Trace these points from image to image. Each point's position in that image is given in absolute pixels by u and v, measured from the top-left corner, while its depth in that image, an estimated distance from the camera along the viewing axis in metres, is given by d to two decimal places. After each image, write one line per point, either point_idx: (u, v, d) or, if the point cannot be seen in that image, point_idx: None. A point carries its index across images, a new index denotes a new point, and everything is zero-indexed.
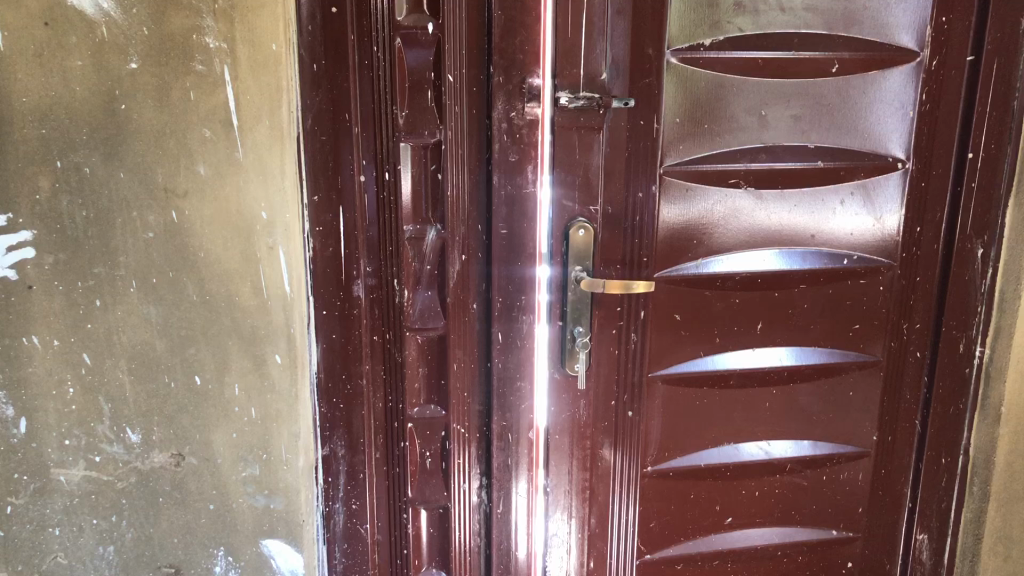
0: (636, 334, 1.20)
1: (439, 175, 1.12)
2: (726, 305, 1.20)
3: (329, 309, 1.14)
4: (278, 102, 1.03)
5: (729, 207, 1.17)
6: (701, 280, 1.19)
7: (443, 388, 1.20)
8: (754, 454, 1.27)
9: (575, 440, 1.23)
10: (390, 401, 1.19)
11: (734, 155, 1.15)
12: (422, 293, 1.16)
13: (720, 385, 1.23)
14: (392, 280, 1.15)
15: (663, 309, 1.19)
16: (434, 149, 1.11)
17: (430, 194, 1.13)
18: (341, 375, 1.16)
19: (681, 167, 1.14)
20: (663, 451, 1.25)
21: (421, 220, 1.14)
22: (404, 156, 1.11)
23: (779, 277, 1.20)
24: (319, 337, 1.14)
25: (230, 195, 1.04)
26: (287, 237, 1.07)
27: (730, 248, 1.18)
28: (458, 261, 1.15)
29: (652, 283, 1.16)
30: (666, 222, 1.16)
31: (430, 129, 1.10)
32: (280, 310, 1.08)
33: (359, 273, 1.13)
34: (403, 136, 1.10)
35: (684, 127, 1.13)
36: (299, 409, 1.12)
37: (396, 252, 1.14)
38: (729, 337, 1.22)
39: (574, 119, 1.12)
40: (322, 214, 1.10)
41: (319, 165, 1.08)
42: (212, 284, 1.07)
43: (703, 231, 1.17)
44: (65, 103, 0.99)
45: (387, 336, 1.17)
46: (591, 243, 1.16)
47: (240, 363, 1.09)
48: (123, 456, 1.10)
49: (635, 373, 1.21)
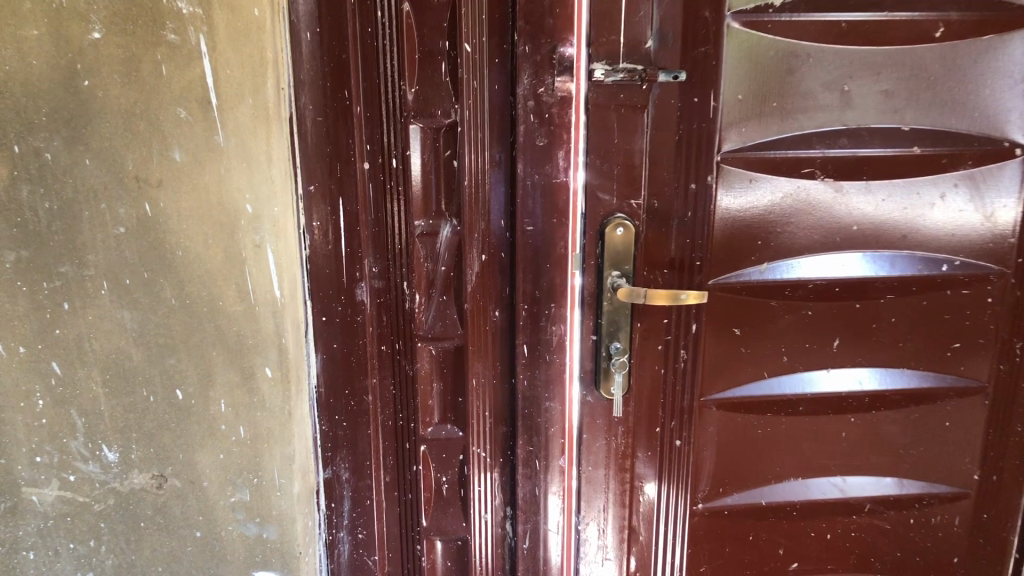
0: (687, 351, 1.00)
1: (455, 162, 0.96)
2: (796, 317, 1.00)
3: (329, 316, 1.00)
4: (262, 78, 0.89)
5: (802, 200, 0.96)
6: (767, 289, 0.98)
7: (461, 408, 1.04)
8: (826, 491, 1.07)
9: (614, 471, 1.06)
10: (400, 419, 1.05)
11: (808, 139, 0.94)
12: (435, 299, 1.00)
13: (787, 412, 1.03)
14: (402, 282, 1.00)
15: (720, 321, 0.99)
16: (448, 132, 0.95)
17: (445, 184, 0.97)
18: (343, 391, 1.03)
19: (743, 153, 0.94)
20: (717, 487, 1.06)
21: (433, 214, 0.98)
22: (413, 140, 0.96)
23: (863, 286, 0.99)
24: (319, 346, 1.00)
25: (209, 184, 0.90)
26: (274, 234, 0.93)
27: (803, 250, 0.98)
28: (477, 263, 0.98)
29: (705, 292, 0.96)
30: (725, 217, 0.96)
31: (444, 109, 0.94)
32: (269, 317, 0.95)
33: (364, 274, 0.99)
34: (412, 117, 0.95)
35: (748, 106, 0.93)
36: (292, 428, 0.99)
37: (406, 250, 0.99)
38: (799, 356, 1.02)
39: (611, 96, 0.92)
40: (319, 207, 0.97)
41: (315, 151, 0.95)
42: (193, 287, 0.93)
43: (770, 230, 0.97)
44: (20, 79, 0.85)
45: (395, 345, 1.02)
46: (633, 243, 0.97)
47: (227, 377, 0.96)
48: (100, 476, 0.98)
49: (684, 398, 1.02)
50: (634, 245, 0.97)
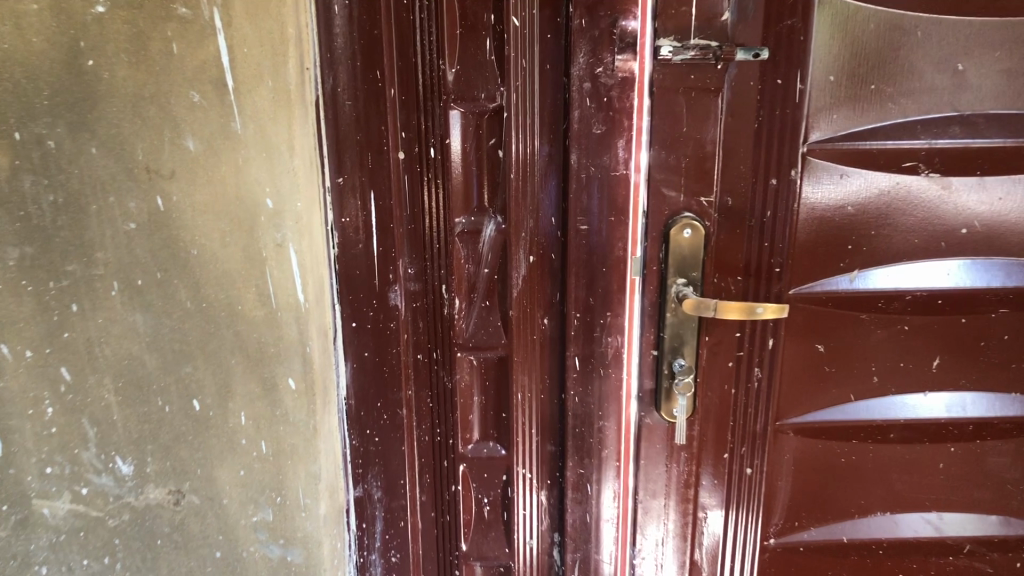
0: (761, 370, 0.88)
1: (500, 152, 0.86)
2: (889, 333, 0.87)
3: (359, 321, 0.90)
4: (283, 56, 0.79)
5: (903, 198, 0.83)
6: (856, 300, 0.85)
7: (505, 424, 0.94)
8: (918, 529, 0.94)
9: (674, 501, 0.95)
10: (438, 434, 0.95)
11: (911, 127, 0.81)
12: (477, 304, 0.91)
13: (876, 439, 0.90)
14: (440, 285, 0.90)
15: (801, 336, 0.87)
16: (492, 118, 0.85)
17: (488, 177, 0.87)
18: (375, 404, 0.93)
19: (833, 145, 0.81)
20: (793, 521, 0.93)
21: (475, 210, 0.88)
22: (453, 127, 0.85)
23: (970, 299, 0.85)
24: (348, 354, 0.91)
25: (227, 176, 0.76)
26: (297, 232, 0.83)
27: (901, 256, 0.84)
28: (524, 264, 0.88)
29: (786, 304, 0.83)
30: (810, 218, 0.83)
31: (488, 91, 0.84)
32: (292, 323, 0.85)
33: (398, 276, 0.89)
34: (452, 102, 0.84)
35: (842, 89, 0.79)
36: (319, 444, 0.90)
37: (446, 250, 0.89)
38: (891, 377, 0.88)
39: (680, 78, 0.80)
40: (349, 202, 0.87)
41: (346, 138, 0.85)
42: (210, 288, 0.76)
43: (864, 232, 0.83)
44: (20, 59, 0.58)
45: (433, 355, 0.93)
46: (701, 245, 0.84)
47: (247, 388, 0.82)
48: (115, 489, 0.69)
49: (757, 422, 0.90)
50: (703, 248, 0.84)
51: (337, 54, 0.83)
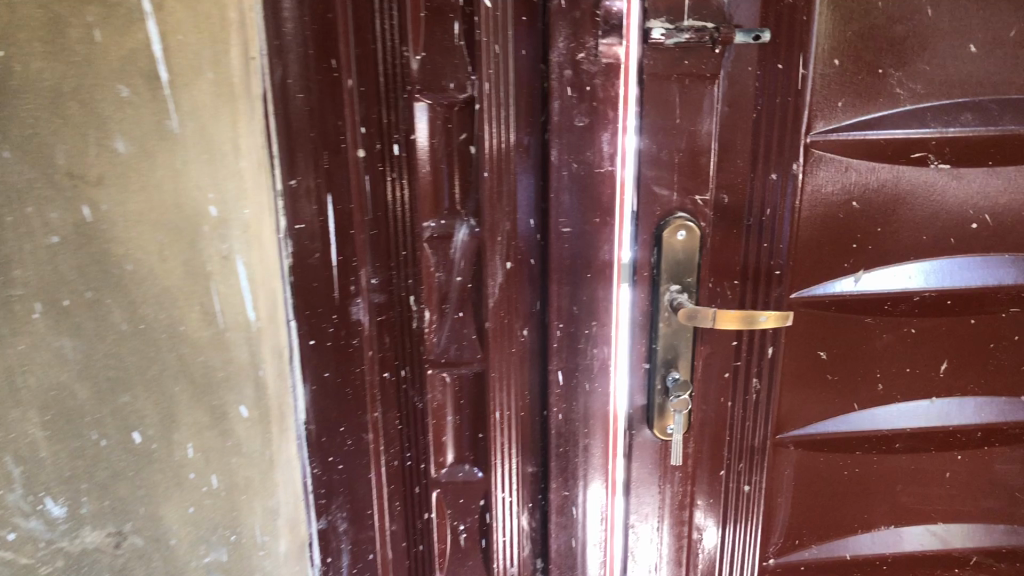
0: (760, 380, 0.81)
1: (472, 148, 0.77)
2: (895, 337, 0.81)
3: (318, 339, 0.81)
4: (224, 44, 0.69)
5: (910, 192, 0.76)
6: (861, 303, 0.79)
7: (482, 445, 0.86)
8: (923, 541, 0.89)
9: (669, 524, 0.87)
10: (407, 458, 0.87)
11: (920, 115, 0.74)
12: (449, 316, 0.82)
13: (881, 450, 0.84)
14: (408, 296, 0.81)
15: (803, 344, 0.80)
16: (462, 110, 0.76)
17: (460, 176, 0.78)
18: (338, 428, 0.84)
19: (837, 135, 0.74)
20: (792, 539, 0.88)
21: (445, 213, 0.80)
22: (419, 120, 0.76)
23: (980, 297, 0.80)
24: (306, 374, 0.83)
25: (163, 181, 0.66)
26: (245, 241, 0.74)
27: (909, 255, 0.78)
28: (501, 271, 0.80)
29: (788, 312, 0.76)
30: (812, 215, 0.76)
31: (457, 80, 0.75)
32: (242, 344, 0.75)
33: (360, 288, 0.80)
34: (417, 92, 0.75)
35: (846, 75, 0.73)
36: (276, 475, 0.81)
37: (413, 258, 0.80)
38: (897, 383, 0.82)
39: (670, 63, 0.72)
40: (304, 207, 0.78)
41: (298, 135, 0.76)
42: (147, 307, 0.66)
43: (869, 229, 0.77)
44: None
45: (400, 373, 0.84)
46: (696, 248, 0.77)
47: (193, 417, 0.72)
48: (43, 536, 0.62)
49: (755, 436, 0.83)
50: (698, 251, 0.77)
51: (286, 41, 0.73)
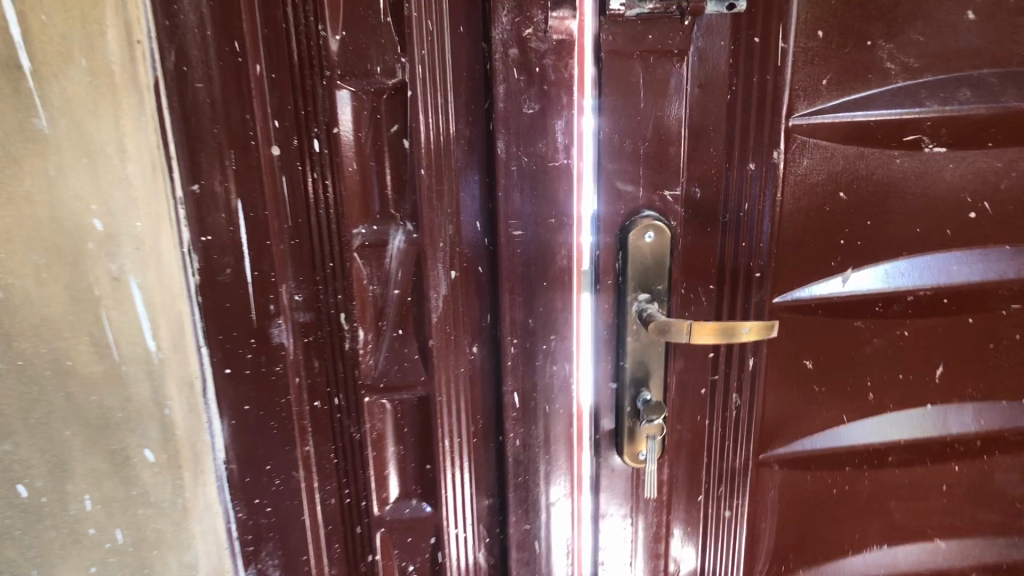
0: (740, 395, 0.72)
1: (406, 142, 0.67)
2: (888, 342, 0.72)
3: (234, 367, 0.70)
4: (100, 26, 0.58)
5: (903, 179, 0.68)
6: (850, 305, 0.70)
7: (431, 477, 0.76)
8: (919, 560, 0.81)
9: (644, 557, 0.79)
10: (346, 496, 0.77)
11: (913, 92, 0.65)
12: (387, 336, 0.72)
13: (872, 464, 0.76)
14: (338, 314, 0.71)
15: (787, 353, 0.71)
16: (391, 97, 0.65)
17: (393, 175, 0.68)
18: (264, 467, 0.74)
19: (822, 118, 0.65)
20: (778, 565, 0.80)
21: (376, 218, 0.69)
22: (341, 111, 0.65)
23: (979, 294, 0.72)
24: (222, 408, 0.72)
25: (34, 193, 0.56)
26: (140, 259, 0.63)
27: (902, 250, 0.70)
28: (445, 281, 0.70)
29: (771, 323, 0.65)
30: (794, 209, 0.67)
31: (385, 63, 0.64)
32: (141, 382, 0.64)
33: (281, 307, 0.69)
34: (338, 78, 0.64)
35: (832, 47, 0.63)
36: (192, 527, 0.70)
37: (342, 270, 0.69)
38: (890, 392, 0.74)
39: (630, 38, 0.60)
40: (210, 217, 0.66)
41: (199, 132, 0.64)
42: (24, 341, 0.57)
43: (858, 223, 0.68)
44: None
45: (333, 401, 0.73)
46: (665, 251, 0.66)
47: (89, 466, 0.62)
48: None
49: (736, 456, 0.74)
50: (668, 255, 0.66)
51: (179, 19, 0.62)
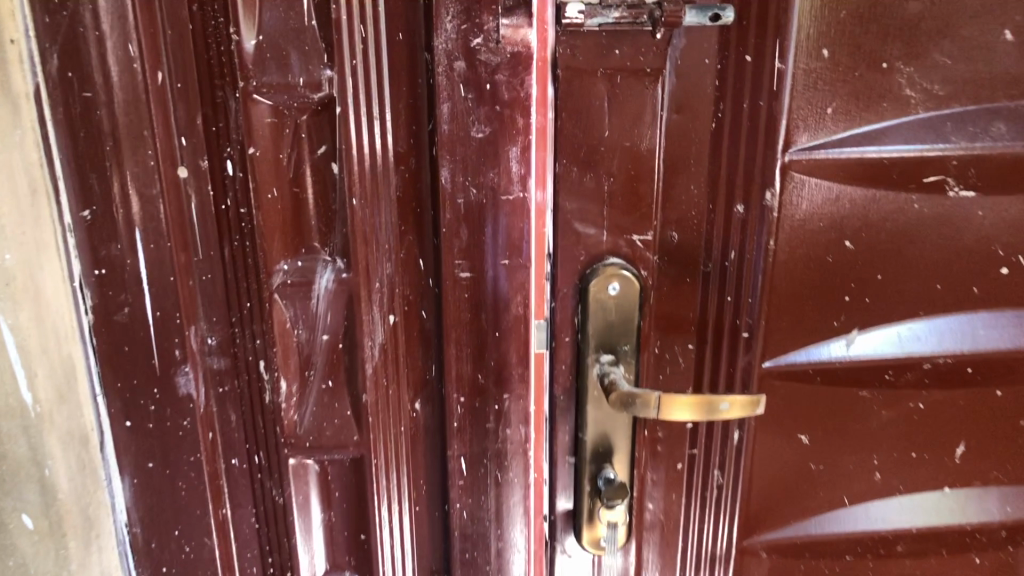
0: (722, 472, 0.62)
1: (335, 165, 0.56)
2: (899, 415, 0.62)
3: (134, 420, 0.61)
4: None
5: (923, 227, 0.57)
6: (854, 373, 0.60)
7: (366, 548, 0.67)
8: None
9: None
10: (270, 565, 0.68)
11: (936, 125, 0.55)
12: (314, 387, 0.62)
13: (878, 554, 0.66)
14: (258, 362, 0.61)
15: (778, 425, 0.61)
16: (316, 114, 0.55)
17: (320, 204, 0.58)
18: (171, 531, 0.64)
19: (825, 153, 0.54)
20: None
21: (300, 253, 0.59)
22: (259, 128, 0.55)
23: (1009, 363, 0.61)
24: (123, 464, 0.62)
25: None
26: (11, 297, 0.53)
27: (919, 309, 0.59)
28: (381, 326, 0.60)
29: (756, 404, 0.55)
30: (791, 260, 0.57)
31: (308, 74, 0.54)
32: (17, 436, 0.54)
33: (189, 352, 0.60)
34: (254, 89, 0.54)
35: (839, 69, 0.53)
36: None
37: (260, 311, 0.60)
38: (900, 472, 0.63)
39: (590, 53, 0.52)
40: (103, 248, 0.57)
41: (87, 149, 0.55)
42: None
43: (868, 277, 0.58)
44: None
45: (253, 460, 0.64)
46: (633, 305, 0.56)
47: None
48: None
49: (717, 541, 0.64)
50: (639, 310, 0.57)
51: (62, 16, 0.52)
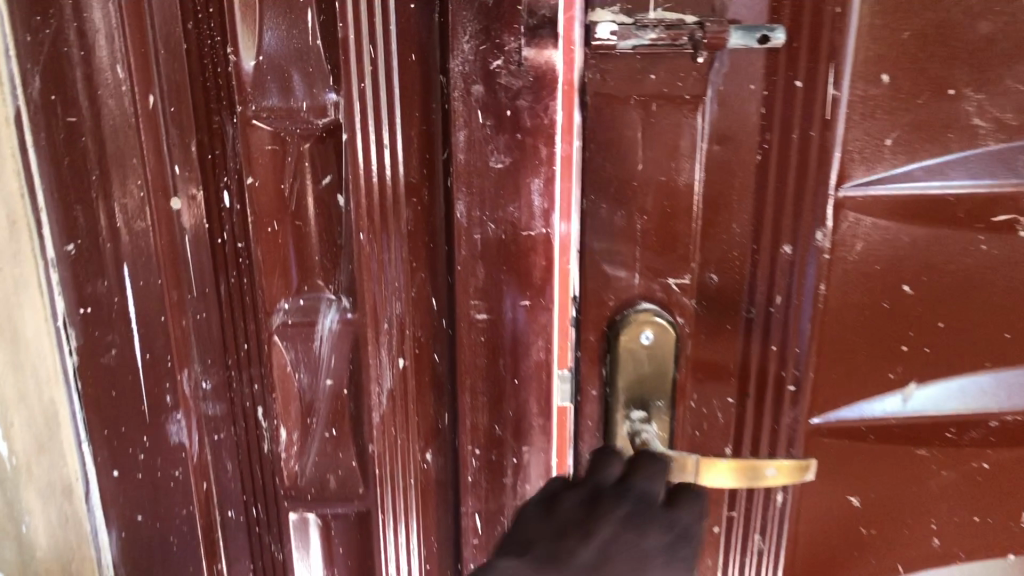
0: (764, 538, 0.57)
1: (341, 197, 0.52)
2: (961, 476, 0.56)
3: (122, 470, 0.57)
4: None
5: (992, 270, 0.51)
6: (911, 430, 0.54)
7: None
8: None
9: None
10: None
11: (1010, 158, 0.49)
12: (317, 436, 0.57)
13: None
14: (257, 407, 0.56)
15: (826, 486, 0.55)
16: (320, 142, 0.50)
17: (324, 238, 0.53)
18: None
19: (883, 190, 0.49)
20: None
21: (298, 291, 0.54)
22: (258, 157, 0.51)
23: None
24: (110, 516, 0.58)
25: None
26: None
27: (986, 361, 0.53)
28: (390, 372, 0.55)
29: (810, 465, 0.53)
30: (843, 306, 0.51)
31: (312, 98, 0.49)
32: None
33: (181, 398, 0.55)
34: (253, 114, 0.50)
35: (900, 95, 0.47)
36: None
37: (259, 354, 0.55)
38: (962, 539, 0.57)
39: (619, 78, 0.46)
40: (88, 285, 0.53)
41: (72, 179, 0.50)
42: None
43: (928, 325, 0.52)
44: None
45: (251, 512, 0.59)
46: (666, 356, 0.51)
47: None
48: None
49: None
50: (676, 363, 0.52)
51: (45, 35, 0.48)
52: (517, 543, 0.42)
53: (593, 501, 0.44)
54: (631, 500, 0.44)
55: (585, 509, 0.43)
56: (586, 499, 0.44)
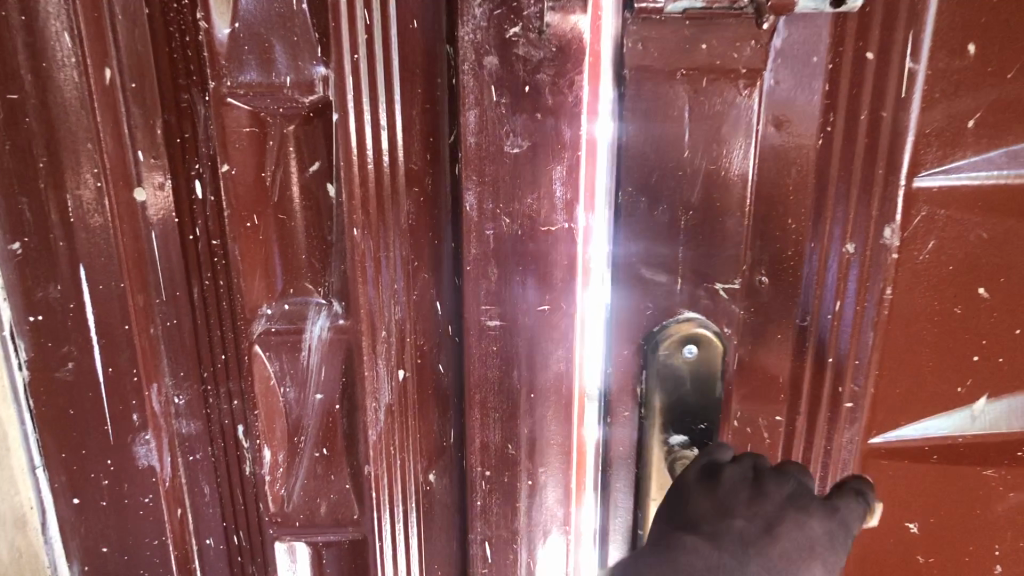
0: None
1: (331, 187, 0.45)
2: None
3: (83, 497, 0.50)
4: None
5: None
6: (980, 448, 0.48)
7: None
8: None
9: None
10: None
11: None
12: (305, 456, 0.50)
13: None
14: (238, 425, 0.50)
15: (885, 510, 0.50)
16: (306, 123, 0.43)
17: (313, 234, 0.46)
18: None
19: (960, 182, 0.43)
20: None
21: (279, 296, 0.47)
22: (236, 141, 0.44)
23: None
24: (70, 548, 0.51)
25: None
26: None
27: None
28: (388, 387, 0.48)
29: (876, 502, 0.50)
30: (910, 313, 0.45)
31: (297, 72, 0.42)
32: None
33: (149, 417, 0.48)
34: (229, 91, 0.42)
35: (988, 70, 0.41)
36: None
37: (238, 366, 0.48)
38: None
39: (659, 47, 0.40)
40: (39, 289, 0.45)
41: (16, 168, 0.43)
42: None
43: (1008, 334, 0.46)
44: None
45: (233, 540, 0.53)
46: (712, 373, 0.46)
47: None
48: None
49: None
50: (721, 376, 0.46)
51: None
52: (675, 513, 0.38)
53: (755, 482, 0.39)
54: (793, 482, 0.39)
55: (748, 488, 0.38)
56: (747, 479, 0.39)
